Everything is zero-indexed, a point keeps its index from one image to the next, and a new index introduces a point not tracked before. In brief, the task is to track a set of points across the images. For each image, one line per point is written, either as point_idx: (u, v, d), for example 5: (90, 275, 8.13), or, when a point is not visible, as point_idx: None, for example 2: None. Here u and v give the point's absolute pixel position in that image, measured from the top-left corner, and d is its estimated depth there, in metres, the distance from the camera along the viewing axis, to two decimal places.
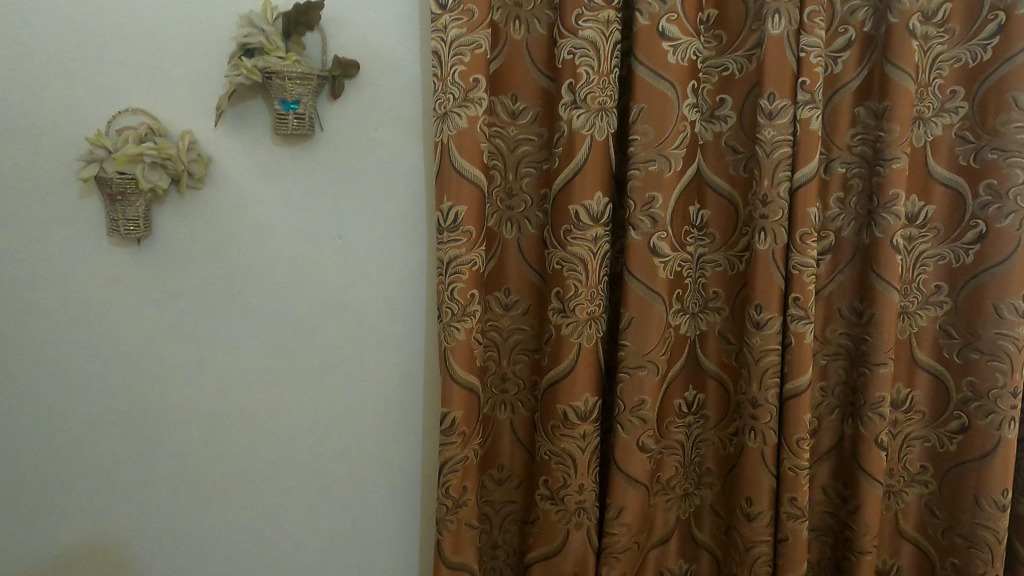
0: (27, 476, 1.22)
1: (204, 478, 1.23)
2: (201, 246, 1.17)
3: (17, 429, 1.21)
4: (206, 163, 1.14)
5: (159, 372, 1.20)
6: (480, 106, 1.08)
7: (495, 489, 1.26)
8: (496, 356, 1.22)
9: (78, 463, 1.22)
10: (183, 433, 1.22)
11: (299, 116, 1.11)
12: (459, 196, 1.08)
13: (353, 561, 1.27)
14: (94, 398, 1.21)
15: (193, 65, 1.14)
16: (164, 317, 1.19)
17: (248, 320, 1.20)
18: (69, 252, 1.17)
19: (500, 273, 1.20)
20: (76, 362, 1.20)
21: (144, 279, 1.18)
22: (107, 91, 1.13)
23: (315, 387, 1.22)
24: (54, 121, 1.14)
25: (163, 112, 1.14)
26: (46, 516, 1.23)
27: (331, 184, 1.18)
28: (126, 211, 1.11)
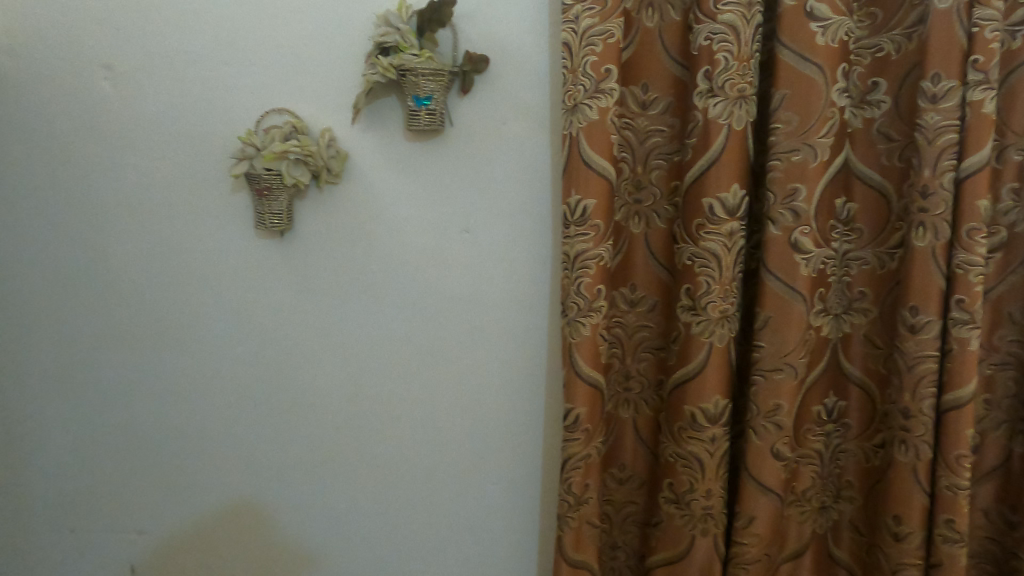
0: (182, 448, 1.33)
1: (335, 459, 1.29)
2: (336, 239, 1.23)
3: (172, 406, 1.32)
4: (344, 159, 1.19)
5: (296, 358, 1.27)
6: (611, 96, 1.05)
7: (616, 488, 1.24)
8: (620, 353, 1.20)
9: (227, 441, 1.32)
10: (316, 416, 1.29)
11: (431, 112, 1.13)
12: (588, 189, 1.07)
13: (472, 549, 1.28)
14: (237, 380, 1.30)
15: (333, 65, 1.19)
16: (302, 305, 1.26)
17: (378, 309, 1.24)
18: (219, 245, 1.26)
19: (626, 268, 1.17)
20: (223, 345, 1.29)
21: (285, 270, 1.25)
22: (256, 93, 1.21)
23: (440, 377, 1.25)
24: (209, 122, 1.23)
25: (305, 111, 1.20)
26: (197, 486, 1.34)
27: (458, 178, 1.20)
28: (272, 206, 1.18)
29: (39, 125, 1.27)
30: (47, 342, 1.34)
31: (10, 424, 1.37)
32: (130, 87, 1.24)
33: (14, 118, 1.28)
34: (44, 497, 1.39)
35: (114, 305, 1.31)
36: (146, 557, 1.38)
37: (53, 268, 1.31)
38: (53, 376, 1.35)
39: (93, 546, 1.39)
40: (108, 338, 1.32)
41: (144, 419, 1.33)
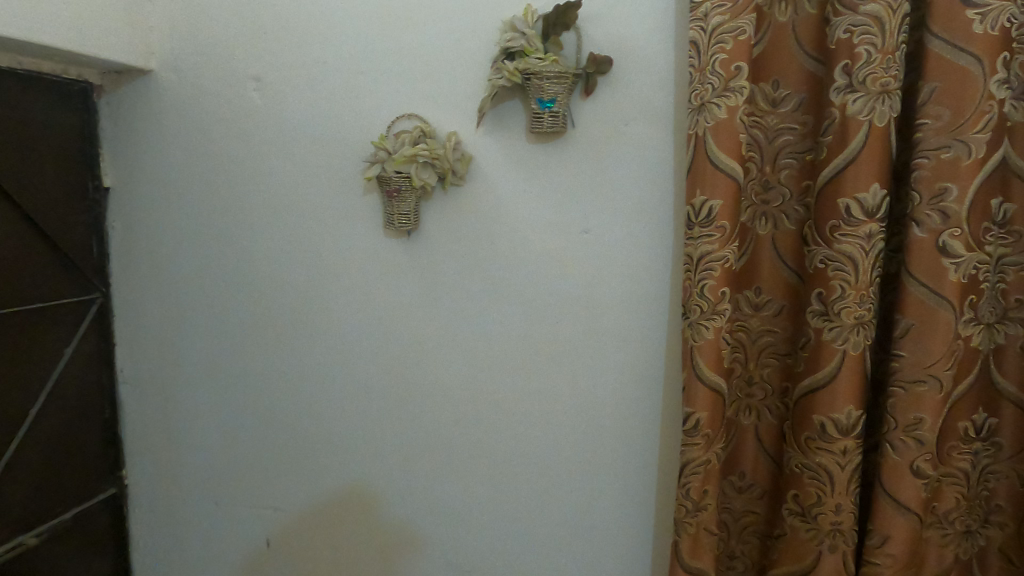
0: (313, 433, 1.43)
1: (453, 450, 1.34)
2: (459, 238, 1.28)
3: (304, 393, 1.42)
4: (468, 162, 1.23)
5: (418, 352, 1.33)
6: (741, 95, 1.02)
7: (736, 496, 1.21)
8: (743, 358, 1.17)
9: (354, 429, 1.40)
10: (436, 409, 1.34)
11: (554, 115, 1.15)
12: (714, 189, 1.05)
13: (584, 548, 1.29)
14: (364, 371, 1.38)
15: (459, 71, 1.23)
16: (425, 302, 1.31)
17: (496, 308, 1.28)
18: (350, 243, 1.34)
19: (751, 271, 1.14)
20: (352, 338, 1.37)
21: (410, 268, 1.31)
22: (388, 100, 1.27)
23: (555, 376, 1.27)
24: (344, 128, 1.31)
25: (433, 116, 1.26)
26: (326, 469, 1.43)
27: (578, 179, 1.21)
28: (400, 207, 1.24)
29: (196, 134, 1.40)
30: (199, 331, 1.47)
31: (167, 404, 1.52)
32: (275, 97, 1.34)
33: (176, 128, 1.42)
34: (193, 472, 1.53)
35: (256, 298, 1.42)
36: (281, 532, 1.49)
37: (205, 263, 1.44)
38: (204, 363, 1.48)
39: (234, 518, 1.52)
40: (249, 329, 1.44)
41: (280, 404, 1.44)
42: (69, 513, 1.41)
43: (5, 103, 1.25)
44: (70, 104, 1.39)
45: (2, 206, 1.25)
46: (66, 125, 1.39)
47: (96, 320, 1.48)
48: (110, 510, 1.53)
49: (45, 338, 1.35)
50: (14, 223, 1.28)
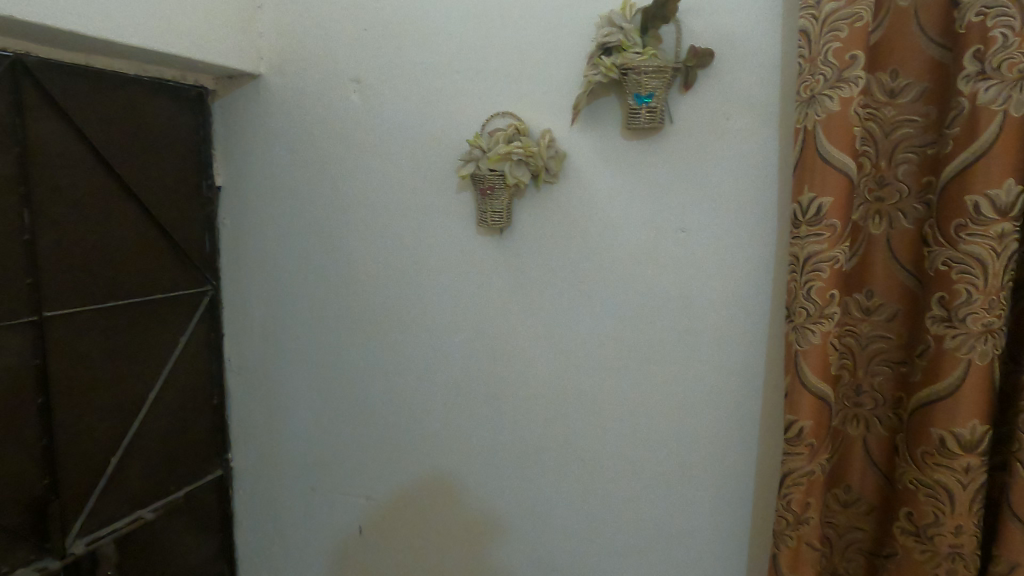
0: (405, 425, 1.46)
1: (541, 448, 1.34)
2: (551, 236, 1.28)
3: (396, 386, 1.46)
4: (562, 159, 1.23)
5: (508, 349, 1.34)
6: (856, 85, 0.96)
7: (841, 511, 1.14)
8: (851, 364, 1.10)
9: (444, 423, 1.42)
10: (525, 406, 1.34)
11: (651, 110, 1.12)
12: (824, 186, 0.99)
13: (675, 554, 1.26)
14: (454, 366, 1.40)
15: (555, 68, 1.22)
16: (515, 299, 1.32)
17: (587, 306, 1.26)
18: (443, 240, 1.36)
19: (862, 273, 1.08)
20: (443, 333, 1.39)
21: (502, 265, 1.32)
22: (482, 99, 1.28)
23: (647, 377, 1.24)
24: (439, 127, 1.33)
25: (528, 113, 1.26)
26: (416, 461, 1.47)
27: (675, 175, 1.17)
28: (493, 205, 1.25)
29: (300, 135, 1.47)
30: (300, 323, 1.54)
31: (269, 393, 1.60)
32: (373, 98, 1.38)
33: (281, 129, 1.48)
34: (292, 459, 1.60)
35: (353, 293, 1.47)
36: (373, 520, 1.54)
37: (307, 258, 1.50)
38: (303, 354, 1.55)
39: (330, 504, 1.58)
40: (346, 323, 1.49)
41: (374, 396, 1.49)
42: (181, 491, 1.51)
43: (129, 109, 1.35)
44: (187, 108, 1.49)
45: (126, 204, 1.36)
46: (183, 128, 1.48)
47: (207, 311, 1.57)
48: (218, 490, 1.63)
49: (162, 327, 1.45)
50: (136, 220, 1.38)
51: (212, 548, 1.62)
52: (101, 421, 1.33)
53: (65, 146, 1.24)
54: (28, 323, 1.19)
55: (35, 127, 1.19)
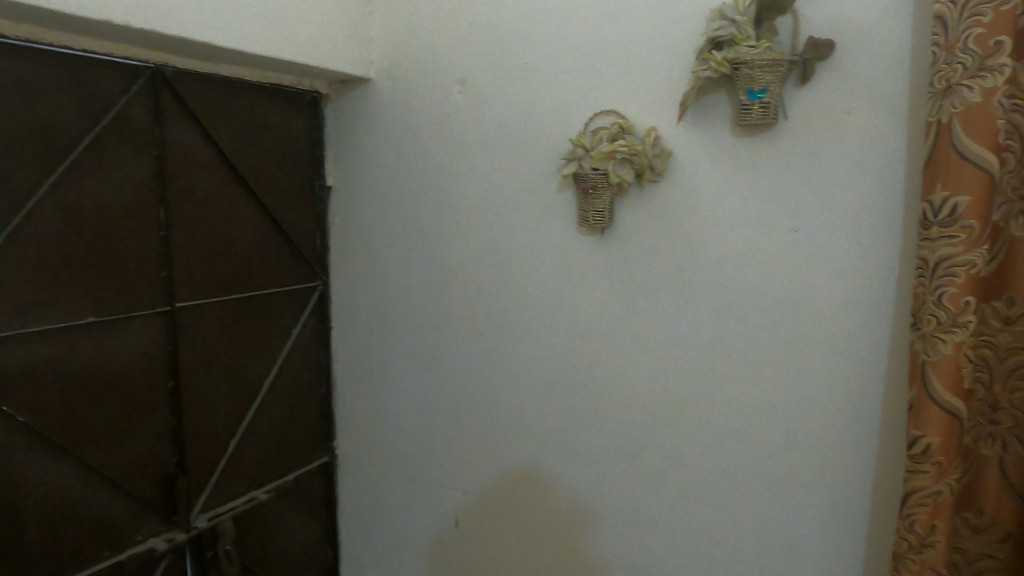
0: (503, 422, 1.48)
1: (639, 451, 1.32)
2: (654, 236, 1.25)
3: (495, 382, 1.48)
4: (667, 157, 1.21)
5: (607, 350, 1.33)
6: (1001, 74, 0.88)
7: (970, 537, 1.05)
8: (987, 378, 1.01)
9: (541, 421, 1.43)
10: (624, 408, 1.33)
11: (764, 106, 1.08)
12: (961, 184, 0.91)
13: (780, 569, 1.21)
14: (552, 365, 1.40)
15: (663, 65, 1.20)
16: (616, 299, 1.31)
17: (691, 308, 1.23)
18: (543, 239, 1.37)
19: (1003, 279, 0.98)
20: (542, 332, 1.40)
21: (603, 265, 1.31)
22: (586, 98, 1.28)
23: (753, 382, 1.19)
24: (542, 127, 1.33)
25: (633, 111, 1.24)
26: (513, 458, 1.48)
27: (788, 173, 1.12)
28: (595, 204, 1.25)
29: (406, 136, 1.51)
30: (402, 318, 1.59)
31: (372, 385, 1.66)
32: (477, 99, 1.40)
33: (388, 131, 1.54)
34: (392, 449, 1.66)
35: (454, 290, 1.50)
36: (469, 514, 1.57)
37: (411, 256, 1.55)
38: (406, 348, 1.60)
39: (428, 495, 1.62)
40: (447, 319, 1.52)
41: (473, 392, 1.51)
42: (290, 475, 1.60)
43: (251, 114, 1.44)
44: (302, 112, 1.57)
45: (247, 203, 1.45)
46: (298, 131, 1.56)
47: (317, 305, 1.66)
48: (324, 476, 1.71)
49: (276, 319, 1.54)
50: (256, 218, 1.47)
51: (318, 530, 1.70)
52: (223, 405, 1.43)
53: (196, 148, 1.34)
54: (162, 312, 1.30)
55: (171, 132, 1.29)
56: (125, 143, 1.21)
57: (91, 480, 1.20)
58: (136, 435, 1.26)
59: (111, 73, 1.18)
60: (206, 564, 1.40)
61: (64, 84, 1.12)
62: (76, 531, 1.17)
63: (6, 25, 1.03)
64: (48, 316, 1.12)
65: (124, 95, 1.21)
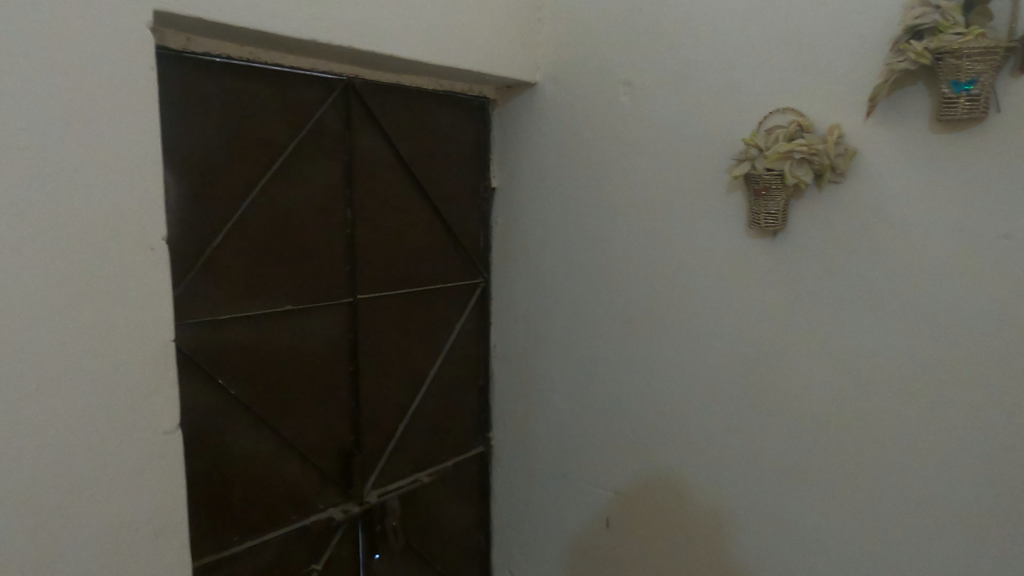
0: (658, 425, 1.47)
1: (806, 467, 1.25)
2: (831, 240, 1.18)
3: (652, 385, 1.47)
4: (852, 156, 1.13)
5: (773, 358, 1.27)
6: None
7: None
8: None
9: (699, 427, 1.40)
10: (790, 420, 1.27)
11: (972, 99, 0.98)
12: None
13: None
14: (712, 371, 1.36)
15: (850, 58, 1.13)
16: (786, 306, 1.25)
17: (872, 318, 1.15)
18: (708, 241, 1.34)
19: None
20: (702, 336, 1.37)
21: (772, 269, 1.26)
22: (761, 96, 1.23)
23: (944, 402, 1.09)
24: (710, 126, 1.30)
25: (812, 109, 1.18)
26: (668, 463, 1.46)
27: (996, 173, 1.01)
28: (769, 206, 1.20)
29: (569, 138, 1.54)
30: (560, 316, 1.62)
31: (528, 380, 1.71)
32: (643, 99, 1.40)
33: (551, 133, 1.57)
34: (544, 444, 1.70)
35: (612, 291, 1.50)
36: (620, 514, 1.56)
37: (569, 256, 1.58)
38: (561, 346, 1.63)
39: (579, 492, 1.64)
40: (605, 319, 1.53)
41: (627, 392, 1.51)
42: (449, 461, 1.69)
43: (425, 120, 1.54)
44: (471, 116, 1.65)
45: (420, 203, 1.55)
46: (466, 135, 1.65)
47: (478, 301, 1.73)
48: (478, 465, 1.79)
49: (441, 313, 1.63)
50: (427, 217, 1.57)
51: (471, 515, 1.78)
52: (393, 391, 1.54)
53: (378, 153, 1.45)
54: (346, 303, 1.42)
55: (358, 138, 1.41)
56: (320, 149, 1.35)
57: (283, 451, 1.34)
58: (320, 413, 1.40)
59: (311, 86, 1.32)
60: (375, 537, 1.51)
61: (274, 98, 1.26)
62: (271, 494, 1.32)
63: (232, 47, 1.18)
64: (255, 303, 1.26)
65: (320, 106, 1.34)
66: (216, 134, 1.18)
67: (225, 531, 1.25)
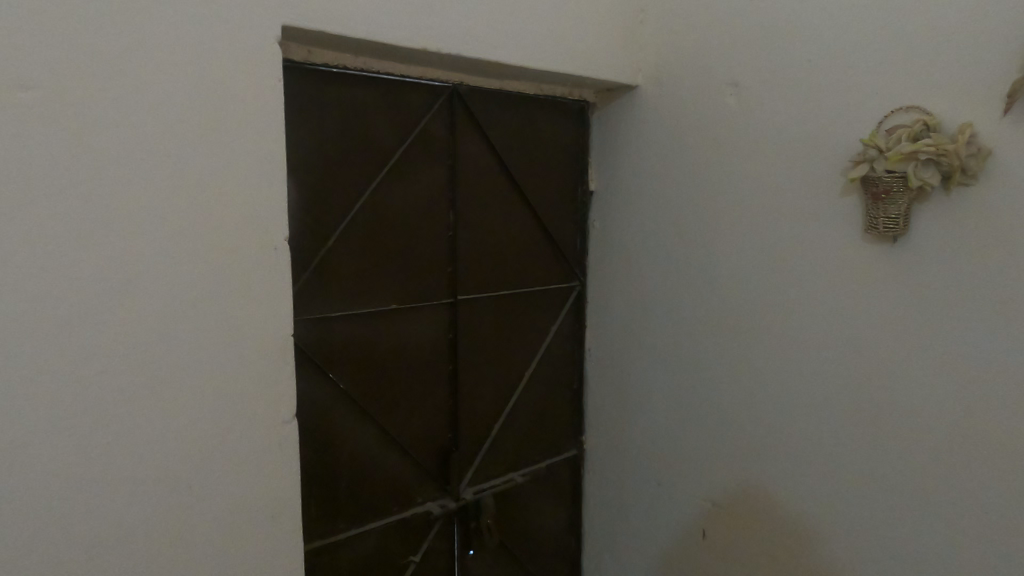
0: (759, 436, 1.42)
1: (925, 487, 1.19)
2: (959, 247, 1.11)
3: (753, 395, 1.42)
4: (985, 157, 1.06)
5: (890, 371, 1.21)
6: None
7: None
8: None
9: (805, 440, 1.35)
10: (908, 437, 1.20)
11: None
12: None
13: None
14: (821, 383, 1.31)
15: (986, 52, 1.06)
16: (905, 316, 1.18)
17: (1006, 332, 1.07)
18: (818, 247, 1.29)
19: None
20: (810, 345, 1.31)
21: (890, 277, 1.19)
22: (882, 95, 1.17)
23: None
24: (824, 127, 1.25)
25: (940, 107, 1.11)
26: (771, 476, 1.41)
27: None
28: (888, 210, 1.14)
29: (670, 140, 1.52)
30: (657, 322, 1.60)
31: (623, 386, 1.69)
32: (750, 100, 1.36)
33: (652, 136, 1.56)
34: (639, 451, 1.68)
35: (713, 296, 1.47)
36: (717, 526, 1.53)
37: (669, 261, 1.55)
38: (658, 351, 1.60)
39: (674, 502, 1.61)
40: (705, 325, 1.49)
41: (728, 401, 1.47)
42: (542, 463, 1.70)
43: (525, 124, 1.56)
44: (571, 120, 1.66)
45: (519, 207, 1.57)
46: (565, 139, 1.65)
47: (574, 305, 1.74)
48: (571, 468, 1.79)
49: (538, 316, 1.65)
50: (525, 220, 1.59)
51: (562, 518, 1.79)
52: (490, 391, 1.57)
53: (480, 157, 1.48)
54: (446, 303, 1.46)
55: (462, 143, 1.44)
56: (427, 154, 1.39)
57: (386, 445, 1.39)
58: (420, 410, 1.44)
59: (420, 93, 1.36)
60: (470, 533, 1.54)
61: (385, 105, 1.32)
62: (373, 486, 1.37)
63: (348, 58, 1.24)
64: (363, 301, 1.32)
65: (428, 112, 1.38)
66: (332, 140, 1.25)
67: (330, 518, 1.31)
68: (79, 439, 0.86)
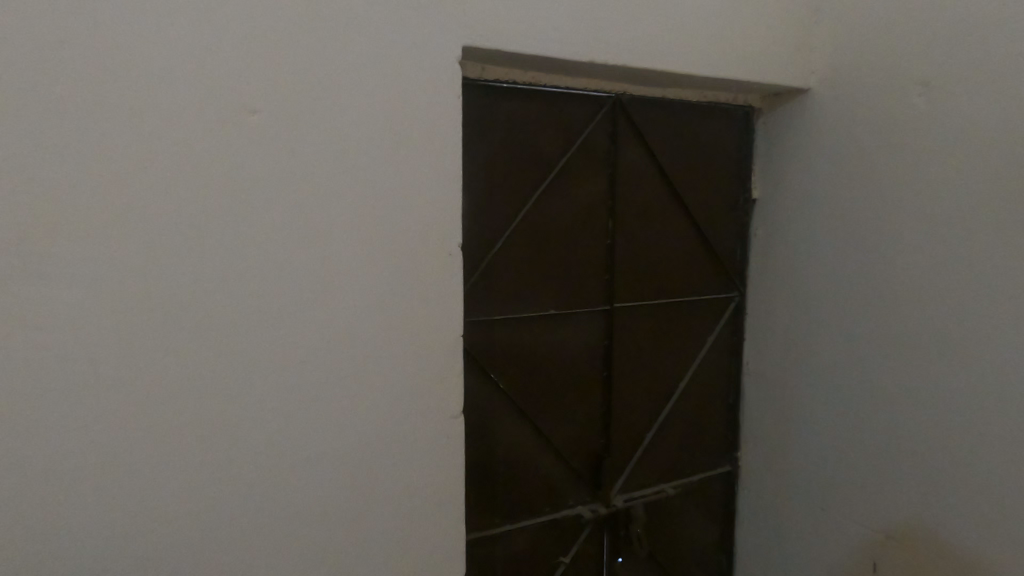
0: (943, 466, 1.30)
1: None
2: None
3: (937, 421, 1.30)
4: None
5: None
6: None
7: None
8: None
9: (999, 475, 1.21)
10: None
11: None
12: None
13: None
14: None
15: None
16: None
17: None
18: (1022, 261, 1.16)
19: None
20: (1011, 370, 1.19)
21: None
22: None
23: None
24: None
25: None
26: (956, 511, 1.29)
27: None
28: None
29: (846, 145, 1.44)
30: (824, 336, 1.51)
31: (784, 402, 1.62)
32: (943, 101, 1.25)
33: (826, 141, 1.48)
34: (800, 471, 1.59)
35: (891, 312, 1.37)
36: (889, 561, 1.41)
37: (840, 272, 1.46)
38: (825, 367, 1.52)
39: (839, 529, 1.51)
40: (881, 342, 1.39)
41: (905, 426, 1.36)
42: (694, 476, 1.67)
43: (687, 131, 1.54)
44: (734, 126, 1.62)
45: (677, 214, 1.56)
46: (728, 145, 1.61)
47: (732, 316, 1.69)
48: (724, 484, 1.74)
49: (695, 325, 1.62)
50: (684, 228, 1.57)
51: (713, 535, 1.74)
52: (644, 399, 1.57)
53: (641, 166, 1.49)
54: (603, 310, 1.48)
55: (624, 151, 1.46)
56: (589, 162, 1.42)
57: (541, 445, 1.43)
58: (574, 413, 1.47)
59: (584, 104, 1.40)
60: (620, 541, 1.55)
61: (551, 116, 1.36)
62: (527, 484, 1.42)
63: (518, 73, 1.30)
64: (524, 305, 1.37)
65: (592, 122, 1.41)
66: (502, 151, 1.31)
67: (488, 511, 1.37)
68: (286, 418, 0.97)
